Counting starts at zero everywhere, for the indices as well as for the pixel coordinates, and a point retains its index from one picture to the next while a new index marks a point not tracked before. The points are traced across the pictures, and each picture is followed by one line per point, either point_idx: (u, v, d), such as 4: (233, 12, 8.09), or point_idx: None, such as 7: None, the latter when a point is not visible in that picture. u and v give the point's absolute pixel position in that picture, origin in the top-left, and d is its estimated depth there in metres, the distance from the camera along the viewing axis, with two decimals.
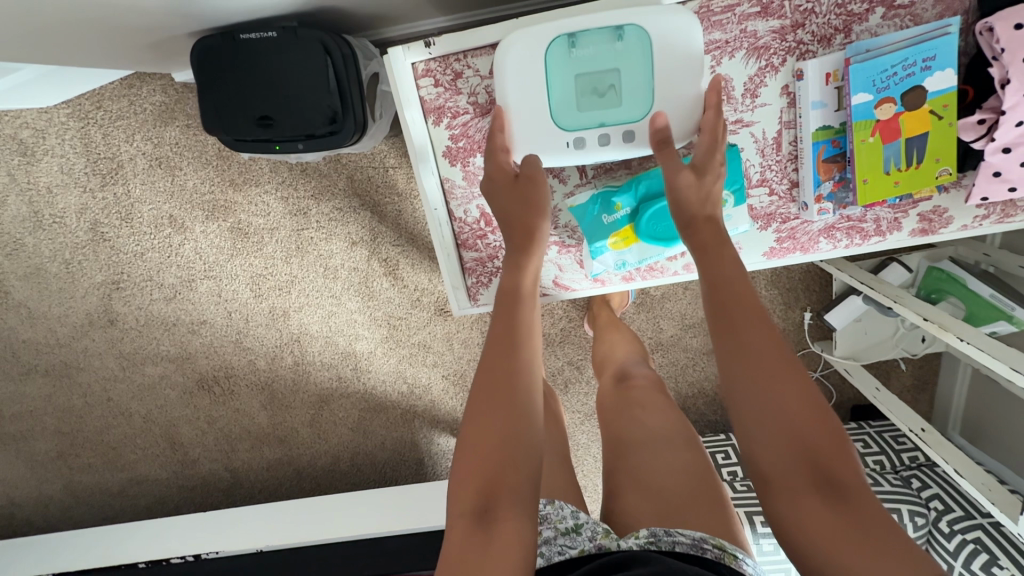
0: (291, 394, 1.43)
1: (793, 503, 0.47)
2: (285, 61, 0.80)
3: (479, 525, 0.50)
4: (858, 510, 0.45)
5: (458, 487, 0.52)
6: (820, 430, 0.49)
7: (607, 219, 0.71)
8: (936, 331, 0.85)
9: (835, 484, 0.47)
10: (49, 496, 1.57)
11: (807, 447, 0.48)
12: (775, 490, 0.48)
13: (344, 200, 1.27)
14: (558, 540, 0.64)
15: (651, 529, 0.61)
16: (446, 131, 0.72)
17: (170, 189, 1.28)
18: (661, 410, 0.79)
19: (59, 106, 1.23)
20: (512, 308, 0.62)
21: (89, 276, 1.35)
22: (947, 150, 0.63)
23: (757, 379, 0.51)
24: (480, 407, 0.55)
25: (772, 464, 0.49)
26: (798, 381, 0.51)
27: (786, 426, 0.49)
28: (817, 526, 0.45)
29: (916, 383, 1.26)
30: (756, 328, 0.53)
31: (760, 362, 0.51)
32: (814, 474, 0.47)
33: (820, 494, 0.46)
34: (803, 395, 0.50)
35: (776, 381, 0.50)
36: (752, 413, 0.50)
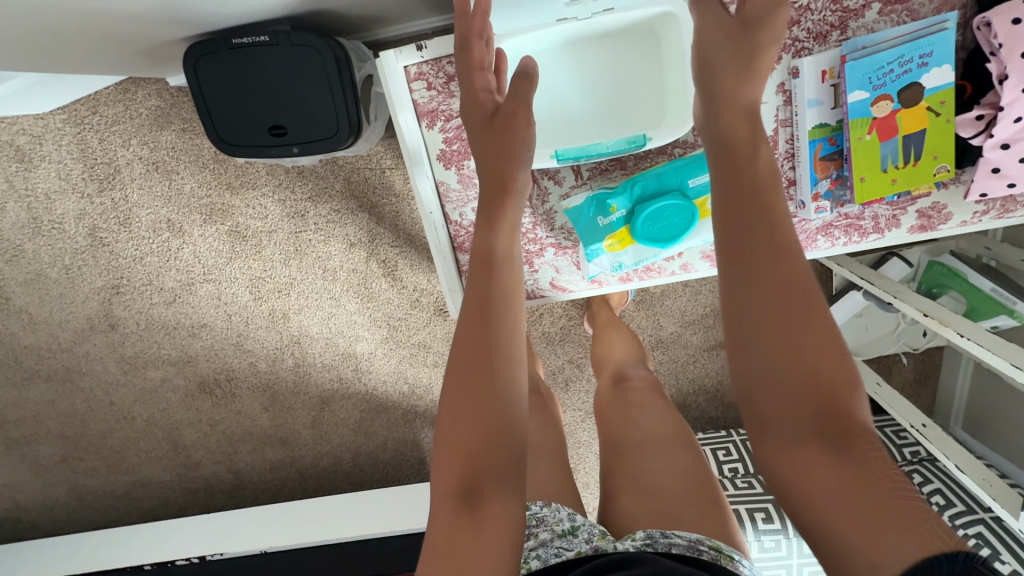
0: (292, 396, 1.43)
1: (788, 450, 0.43)
2: (278, 65, 0.79)
3: (468, 510, 0.49)
4: (863, 461, 0.41)
5: (442, 474, 0.51)
6: (831, 375, 0.43)
7: (602, 221, 0.71)
8: (936, 326, 0.85)
9: (840, 434, 0.42)
10: (54, 499, 1.58)
11: (812, 389, 0.43)
12: (773, 433, 0.44)
13: (341, 202, 1.26)
14: (554, 543, 0.64)
15: (648, 531, 0.62)
16: (440, 135, 0.71)
17: (167, 193, 1.27)
18: (658, 411, 0.79)
19: (55, 112, 1.23)
20: (489, 274, 0.55)
21: (89, 281, 1.35)
22: (945, 146, 0.63)
23: (766, 310, 0.45)
24: (458, 381, 0.52)
25: (774, 408, 0.44)
26: (813, 320, 0.45)
27: (795, 369, 0.44)
28: (816, 477, 0.42)
29: (918, 378, 1.26)
30: (774, 256, 0.46)
31: (771, 289, 0.45)
32: (820, 423, 0.43)
33: (822, 445, 0.42)
34: (819, 337, 0.44)
35: (787, 314, 0.45)
36: (757, 353, 0.45)
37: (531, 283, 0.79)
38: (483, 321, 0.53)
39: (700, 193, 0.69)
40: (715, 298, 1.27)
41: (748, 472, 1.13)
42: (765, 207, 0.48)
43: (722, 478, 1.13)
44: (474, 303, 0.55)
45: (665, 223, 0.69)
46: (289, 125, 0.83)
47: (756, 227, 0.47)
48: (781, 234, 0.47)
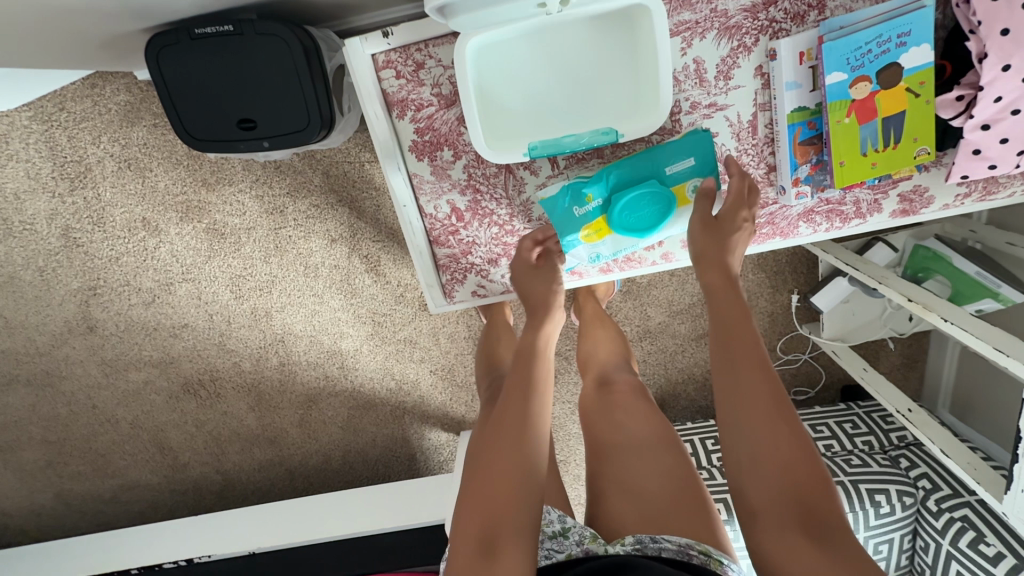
0: (278, 395, 1.41)
1: (775, 534, 0.50)
2: (244, 56, 0.76)
3: (483, 556, 0.53)
4: (838, 546, 0.48)
5: (465, 517, 0.56)
6: (806, 469, 0.52)
7: (579, 211, 0.69)
8: (921, 311, 0.84)
9: (817, 518, 0.50)
10: (40, 505, 1.56)
11: (791, 482, 0.52)
12: (761, 522, 0.51)
13: (321, 197, 1.24)
14: (545, 545, 0.64)
15: (637, 537, 0.61)
16: (411, 125, 0.69)
17: (141, 191, 1.24)
18: (641, 412, 0.78)
19: (20, 109, 1.19)
20: (527, 367, 0.65)
21: (65, 283, 1.32)
22: (925, 129, 0.61)
23: (749, 413, 0.55)
24: (490, 450, 0.60)
25: (761, 498, 0.52)
26: (793, 426, 0.54)
27: (776, 464, 0.53)
28: (803, 559, 0.48)
29: (906, 362, 1.26)
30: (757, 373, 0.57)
31: (750, 395, 0.56)
32: (798, 509, 0.51)
33: (802, 528, 0.50)
34: (795, 437, 0.54)
35: (764, 416, 0.54)
36: (746, 452, 0.54)
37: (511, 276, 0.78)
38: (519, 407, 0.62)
39: (677, 181, 0.68)
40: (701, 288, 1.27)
41: None
42: (747, 336, 0.60)
43: (710, 468, 1.13)
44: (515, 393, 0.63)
45: (642, 211, 0.68)
46: (258, 119, 0.80)
47: (744, 351, 0.59)
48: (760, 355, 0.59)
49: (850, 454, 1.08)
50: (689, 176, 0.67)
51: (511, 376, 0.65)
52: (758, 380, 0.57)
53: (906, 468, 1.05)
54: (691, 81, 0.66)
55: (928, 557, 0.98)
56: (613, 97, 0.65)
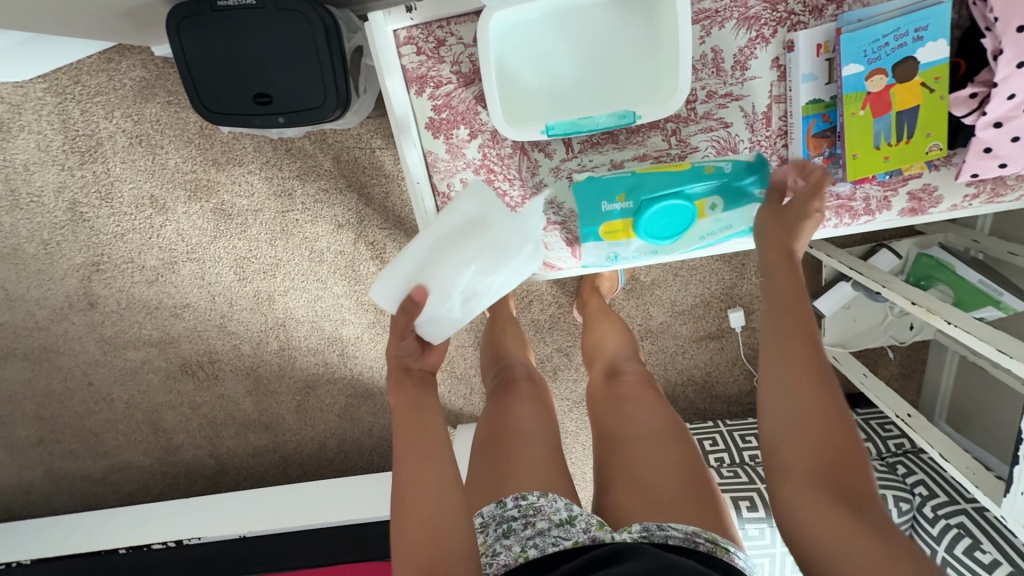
0: (277, 379, 1.41)
1: (804, 495, 0.48)
2: (265, 29, 0.77)
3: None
4: (865, 510, 0.46)
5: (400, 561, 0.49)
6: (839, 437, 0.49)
7: (606, 206, 0.70)
8: (925, 314, 0.85)
9: (852, 491, 0.47)
10: (30, 482, 1.54)
11: (822, 445, 0.49)
12: (789, 481, 0.49)
13: (330, 181, 1.24)
14: (552, 532, 0.62)
15: (644, 524, 0.61)
16: (429, 102, 0.70)
17: (151, 167, 1.25)
18: (650, 404, 0.78)
19: (36, 80, 1.20)
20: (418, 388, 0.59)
21: (69, 257, 1.32)
22: (938, 125, 0.62)
23: (794, 371, 0.52)
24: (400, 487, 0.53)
25: (795, 460, 0.49)
26: (830, 391, 0.51)
27: (814, 432, 0.49)
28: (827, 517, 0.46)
29: (904, 372, 1.26)
30: (808, 344, 0.53)
31: (798, 361, 0.52)
32: (832, 479, 0.47)
33: (834, 493, 0.47)
34: (830, 401, 0.50)
35: (802, 368, 0.52)
36: (787, 412, 0.51)
37: None
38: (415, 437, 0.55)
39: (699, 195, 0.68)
40: (705, 288, 1.27)
41: (734, 462, 1.13)
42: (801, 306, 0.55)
43: (708, 467, 1.12)
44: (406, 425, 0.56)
45: (673, 220, 0.69)
46: (275, 94, 0.81)
47: (798, 320, 0.54)
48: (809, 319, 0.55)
49: None
50: (713, 191, 0.67)
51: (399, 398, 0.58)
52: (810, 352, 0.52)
53: (903, 474, 1.05)
54: (708, 71, 0.67)
55: None
56: (631, 80, 0.66)
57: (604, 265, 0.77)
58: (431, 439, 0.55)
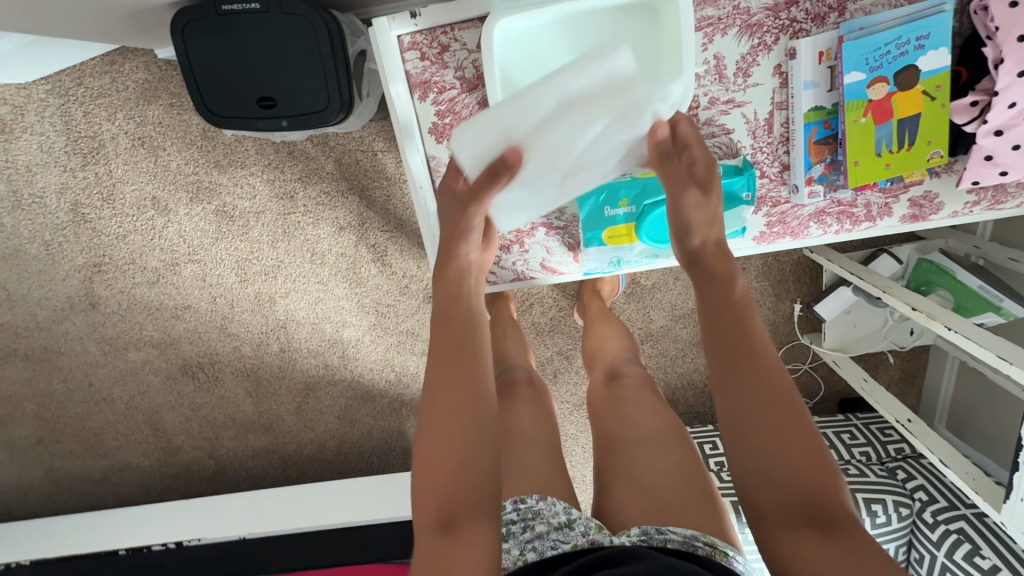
0: (277, 381, 1.41)
1: (785, 537, 0.46)
2: (270, 34, 0.77)
3: (446, 533, 0.48)
4: (849, 539, 0.44)
5: (422, 492, 0.51)
6: (807, 470, 0.47)
7: (609, 211, 0.74)
8: (925, 320, 0.85)
9: (831, 519, 0.45)
10: (29, 483, 1.54)
11: (794, 480, 0.47)
12: (768, 523, 0.47)
13: (332, 184, 1.25)
14: (550, 536, 0.62)
15: (643, 528, 0.61)
16: (432, 107, 0.71)
17: (153, 169, 1.25)
18: (651, 407, 0.78)
19: (38, 82, 1.20)
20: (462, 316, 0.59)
21: (70, 258, 1.32)
22: (939, 132, 0.63)
23: (749, 404, 0.50)
24: (431, 429, 0.52)
25: (768, 497, 0.47)
26: (790, 420, 0.49)
27: (780, 463, 0.48)
28: (814, 558, 0.44)
29: (904, 376, 1.26)
30: (767, 373, 0.51)
31: (753, 393, 0.50)
32: (809, 508, 0.46)
33: (814, 528, 0.45)
34: (796, 426, 0.49)
35: (758, 399, 0.50)
36: (750, 449, 0.49)
37: (522, 264, 0.81)
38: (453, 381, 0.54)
39: None
40: None
41: (734, 466, 1.13)
42: (750, 334, 0.54)
43: (708, 472, 1.12)
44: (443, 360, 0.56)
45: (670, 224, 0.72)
46: (278, 97, 0.81)
47: (747, 347, 0.53)
48: (759, 343, 0.54)
49: (848, 464, 1.08)
50: None
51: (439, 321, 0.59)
52: (766, 382, 0.51)
53: (903, 480, 1.05)
54: (711, 77, 0.67)
55: (922, 569, 0.98)
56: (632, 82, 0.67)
57: (605, 269, 0.80)
58: (472, 367, 0.55)
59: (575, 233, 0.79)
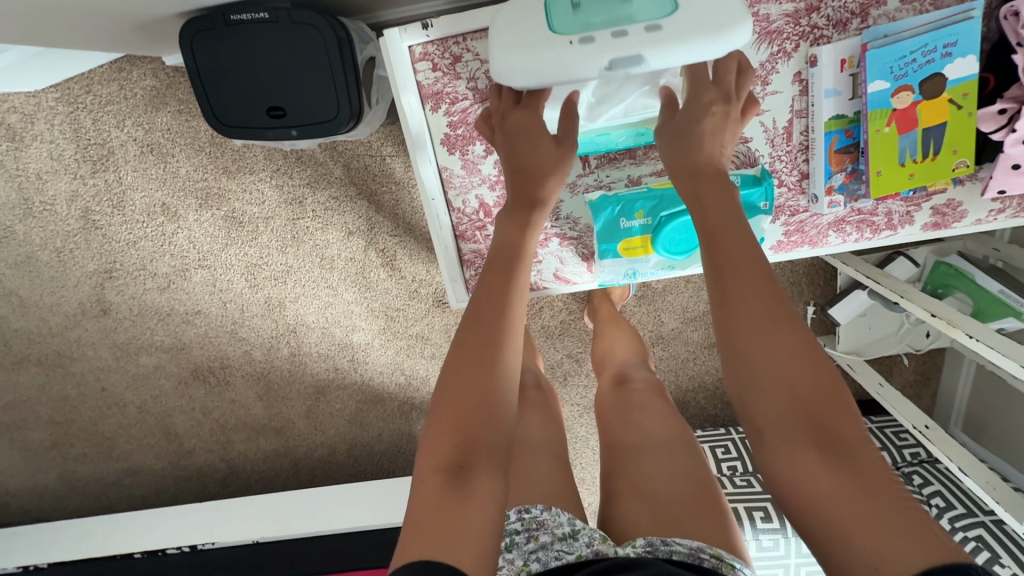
0: (287, 385, 1.41)
1: (788, 458, 0.43)
2: (279, 43, 0.77)
3: (455, 485, 0.46)
4: (854, 455, 0.42)
5: (435, 440, 0.48)
6: (810, 381, 0.44)
7: (624, 223, 0.74)
8: (944, 327, 0.83)
9: (837, 440, 0.42)
10: (44, 485, 1.56)
11: (799, 393, 0.43)
12: (768, 441, 0.44)
13: (341, 189, 1.24)
14: (554, 546, 0.61)
15: (648, 539, 0.59)
16: (445, 118, 0.71)
17: (162, 176, 1.25)
18: (660, 413, 0.77)
19: (47, 90, 1.20)
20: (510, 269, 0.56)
21: (81, 264, 1.32)
22: (965, 141, 0.62)
23: (747, 313, 0.46)
24: (454, 379, 0.50)
25: (768, 417, 0.44)
26: (790, 328, 0.45)
27: (782, 381, 0.44)
28: (818, 479, 0.41)
29: (919, 379, 1.25)
30: (762, 282, 0.47)
31: (751, 299, 0.46)
32: (815, 428, 0.43)
33: (817, 448, 0.42)
34: (801, 343, 0.45)
35: (756, 307, 0.46)
36: (751, 367, 0.45)
37: (535, 274, 0.81)
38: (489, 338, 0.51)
39: None
40: None
41: (747, 471, 1.12)
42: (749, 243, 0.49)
43: (720, 477, 1.11)
44: (482, 316, 0.53)
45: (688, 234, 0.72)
46: (288, 107, 0.80)
47: (741, 250, 0.48)
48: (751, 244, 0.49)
49: None
50: None
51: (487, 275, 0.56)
52: (768, 296, 0.46)
53: (919, 485, 1.04)
54: None
55: None
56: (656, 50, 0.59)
57: (620, 281, 0.80)
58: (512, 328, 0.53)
59: (588, 244, 0.78)
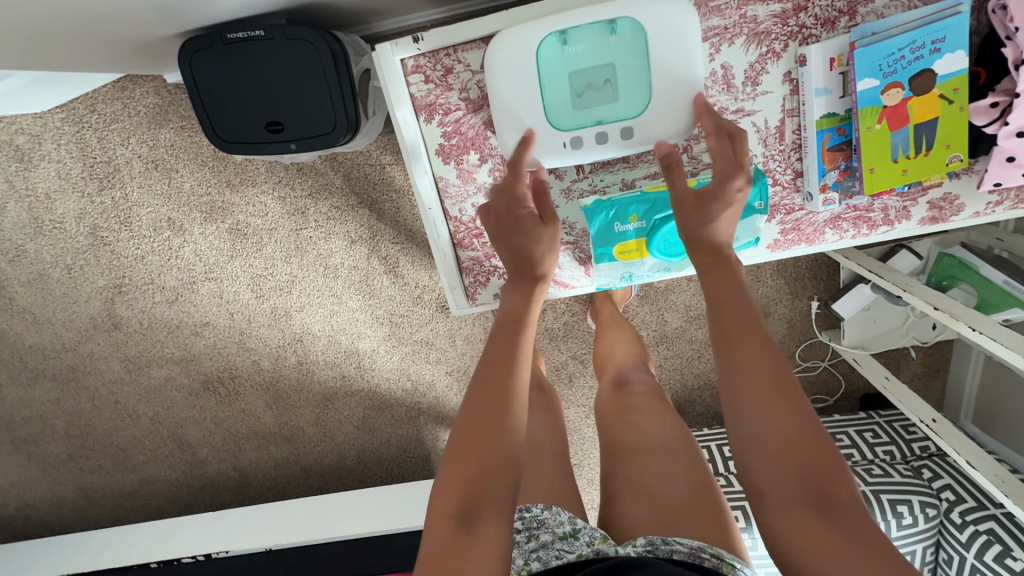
0: (296, 393, 1.43)
1: (786, 520, 0.44)
2: (275, 59, 0.78)
3: (464, 533, 0.47)
4: (852, 524, 0.43)
5: (444, 490, 0.50)
6: (810, 449, 0.46)
7: (619, 227, 0.74)
8: (947, 320, 0.83)
9: (834, 505, 0.44)
10: (62, 498, 1.59)
11: (799, 459, 0.45)
12: (768, 504, 0.46)
13: (342, 199, 1.25)
14: (555, 545, 0.61)
15: (648, 538, 0.60)
16: (439, 129, 0.72)
17: (167, 191, 1.27)
18: (658, 414, 0.77)
19: (53, 111, 1.22)
20: (518, 317, 0.58)
21: (91, 280, 1.35)
22: (957, 136, 0.62)
23: (749, 381, 0.48)
24: (465, 435, 0.51)
25: (769, 482, 0.46)
26: (793, 395, 0.47)
27: (782, 445, 0.46)
28: (813, 542, 0.43)
29: (927, 371, 1.24)
30: (764, 352, 0.49)
31: (753, 369, 0.49)
32: (812, 491, 0.44)
33: (814, 513, 0.44)
34: (802, 411, 0.47)
35: (762, 379, 0.48)
36: (755, 432, 0.47)
37: None
38: (495, 393, 0.53)
39: None
40: None
41: None
42: (752, 313, 0.52)
43: (727, 475, 1.11)
44: (492, 365, 0.55)
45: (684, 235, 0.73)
46: (286, 121, 0.82)
47: (744, 322, 0.51)
48: (758, 317, 0.52)
49: (871, 464, 1.06)
50: None
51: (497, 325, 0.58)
52: (769, 363, 0.49)
53: (929, 479, 1.03)
54: (718, 88, 0.68)
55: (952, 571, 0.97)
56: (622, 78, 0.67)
57: (617, 284, 0.80)
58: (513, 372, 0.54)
59: (586, 247, 0.79)
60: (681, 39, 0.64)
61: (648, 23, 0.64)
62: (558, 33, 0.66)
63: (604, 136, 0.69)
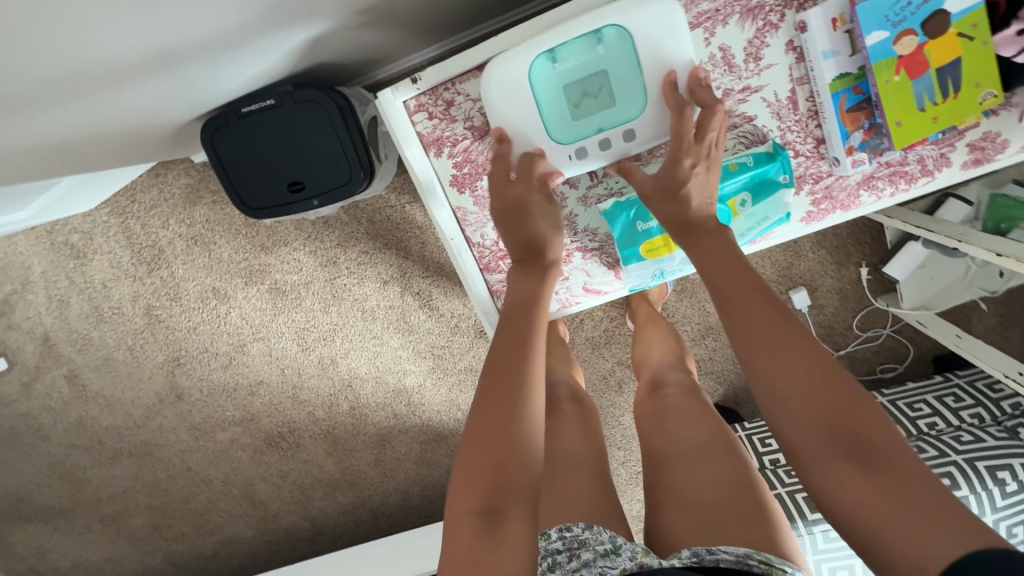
0: (353, 438, 1.45)
1: (825, 472, 0.46)
2: (287, 123, 0.82)
3: (489, 527, 0.48)
4: (886, 461, 0.44)
5: (467, 485, 0.51)
6: (831, 398, 0.47)
7: (642, 226, 0.74)
8: (1013, 265, 0.77)
9: (867, 448, 0.45)
10: (152, 567, 1.66)
11: (822, 410, 0.47)
12: (805, 460, 0.47)
13: (369, 243, 1.29)
14: (598, 564, 0.59)
15: (693, 549, 0.57)
16: (449, 161, 0.74)
17: (208, 263, 1.34)
18: (694, 416, 0.74)
19: (100, 207, 1.32)
20: (524, 320, 0.60)
21: (152, 357, 1.43)
22: (986, 71, 0.59)
23: (758, 343, 0.51)
24: (480, 431, 0.52)
25: (799, 437, 0.47)
26: (802, 349, 0.49)
27: (802, 399, 0.48)
28: (853, 488, 0.44)
29: (1003, 321, 1.15)
30: (769, 314, 0.52)
31: (760, 332, 0.51)
32: (842, 437, 0.46)
33: (848, 458, 0.45)
34: (814, 360, 0.49)
35: (775, 341, 0.50)
36: (774, 392, 0.49)
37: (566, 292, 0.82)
38: (510, 390, 0.54)
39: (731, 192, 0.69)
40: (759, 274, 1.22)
41: None
42: (752, 278, 0.54)
43: None
44: (504, 362, 0.56)
45: None
46: (306, 179, 0.85)
47: (744, 290, 0.53)
48: (758, 283, 0.54)
49: (959, 431, 0.98)
50: (743, 188, 0.68)
51: (505, 328, 0.60)
52: (774, 323, 0.51)
53: None
54: (721, 70, 0.67)
55: None
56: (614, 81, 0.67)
57: (650, 283, 0.79)
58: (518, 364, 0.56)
59: (613, 252, 0.78)
60: (673, 37, 0.64)
61: (635, 24, 0.63)
62: (547, 53, 0.66)
63: (606, 143, 0.69)
